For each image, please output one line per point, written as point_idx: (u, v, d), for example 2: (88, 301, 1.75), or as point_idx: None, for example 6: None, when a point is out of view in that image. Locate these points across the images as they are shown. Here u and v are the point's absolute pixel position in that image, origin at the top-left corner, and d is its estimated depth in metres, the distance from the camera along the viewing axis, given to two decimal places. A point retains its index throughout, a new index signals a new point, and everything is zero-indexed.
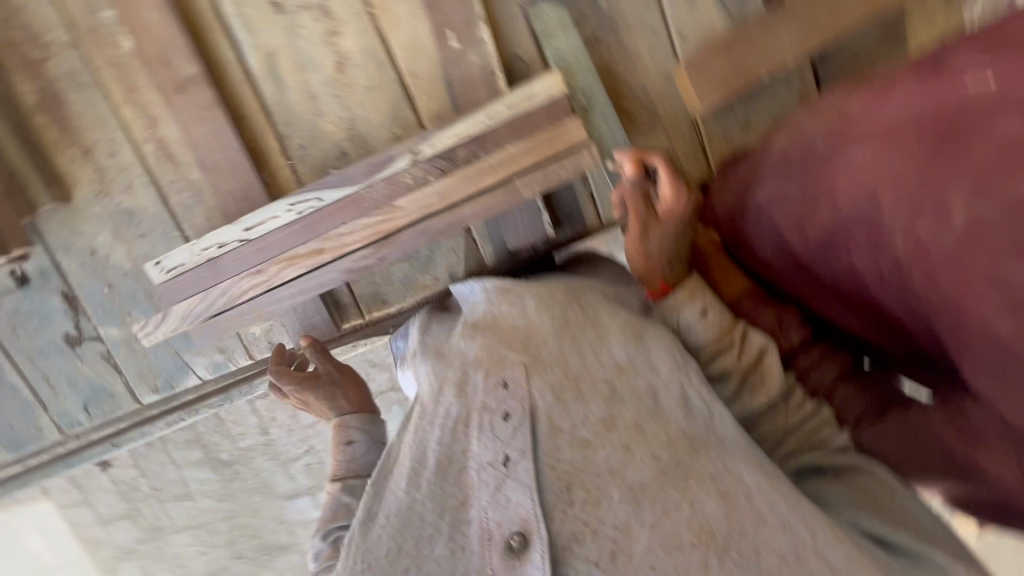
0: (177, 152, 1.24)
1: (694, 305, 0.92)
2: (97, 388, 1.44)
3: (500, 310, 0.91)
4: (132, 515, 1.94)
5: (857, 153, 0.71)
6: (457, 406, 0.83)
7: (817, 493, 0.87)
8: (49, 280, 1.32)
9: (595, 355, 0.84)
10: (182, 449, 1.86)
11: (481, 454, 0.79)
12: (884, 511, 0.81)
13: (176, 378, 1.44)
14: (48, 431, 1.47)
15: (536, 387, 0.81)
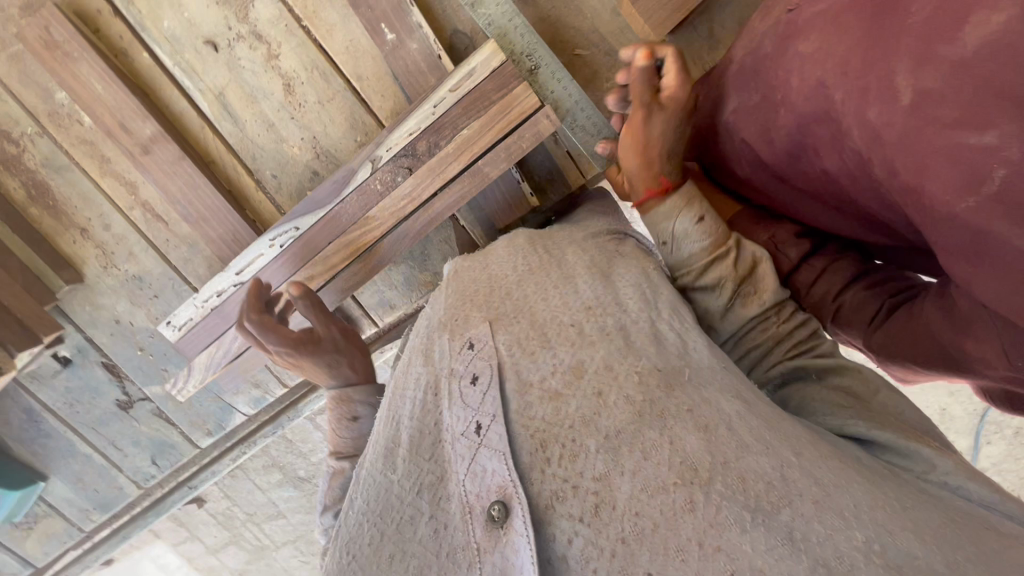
0: (163, 210, 1.28)
1: (693, 211, 0.80)
2: (158, 441, 1.54)
3: (462, 266, 0.80)
4: (236, 540, 2.16)
5: (809, 48, 0.65)
6: (425, 374, 0.69)
7: (798, 405, 0.74)
8: (87, 355, 1.41)
9: (563, 298, 0.69)
10: (262, 474, 2.01)
11: (438, 435, 0.65)
12: (870, 408, 0.70)
13: (225, 420, 1.53)
14: (128, 488, 1.60)
15: (503, 340, 0.66)
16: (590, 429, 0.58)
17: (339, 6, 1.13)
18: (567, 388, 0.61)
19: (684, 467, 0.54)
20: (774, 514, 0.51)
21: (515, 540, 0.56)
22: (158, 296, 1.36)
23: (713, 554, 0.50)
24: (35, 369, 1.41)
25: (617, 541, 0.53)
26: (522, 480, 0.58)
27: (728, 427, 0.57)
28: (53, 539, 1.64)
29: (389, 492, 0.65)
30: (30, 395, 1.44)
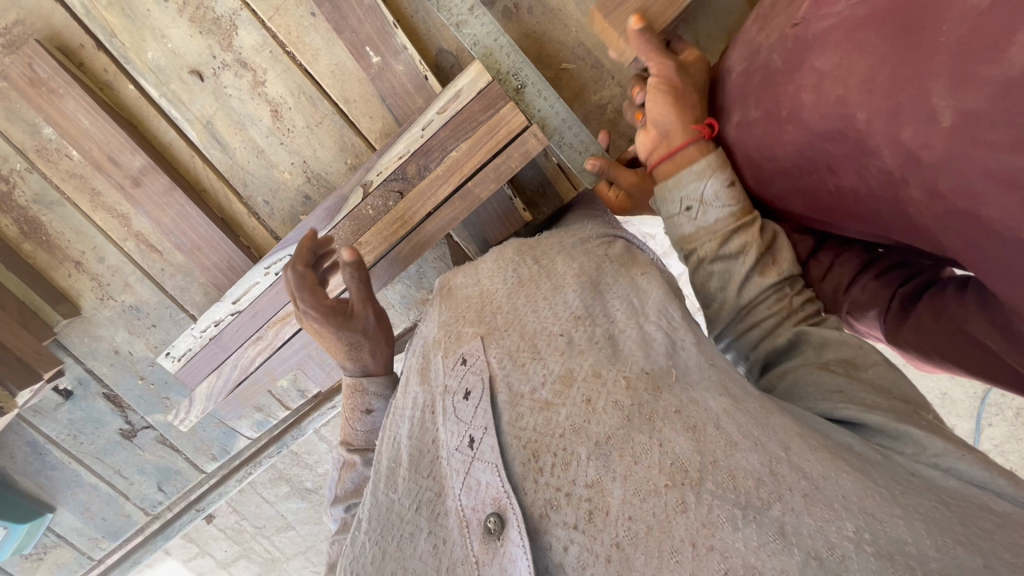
0: (157, 240, 1.28)
1: (726, 172, 0.81)
2: (164, 468, 1.55)
3: (457, 284, 0.80)
4: (247, 553, 2.17)
5: (824, 63, 0.65)
6: (423, 395, 0.71)
7: (785, 385, 0.70)
8: (89, 387, 1.41)
9: (551, 310, 0.67)
10: (270, 487, 2.02)
11: (436, 452, 0.66)
12: (859, 383, 0.65)
13: (229, 444, 1.54)
14: (136, 516, 1.61)
15: (494, 354, 0.65)
16: (581, 437, 0.56)
17: (323, 29, 1.13)
18: (557, 397, 0.60)
19: (675, 468, 0.52)
20: (765, 509, 0.48)
21: (512, 550, 0.55)
22: (157, 326, 1.36)
23: (705, 554, 0.48)
24: (37, 404, 1.42)
25: (612, 547, 0.51)
26: (516, 491, 0.57)
27: (717, 424, 0.54)
28: (64, 568, 1.65)
29: (391, 510, 0.66)
30: (33, 429, 1.44)
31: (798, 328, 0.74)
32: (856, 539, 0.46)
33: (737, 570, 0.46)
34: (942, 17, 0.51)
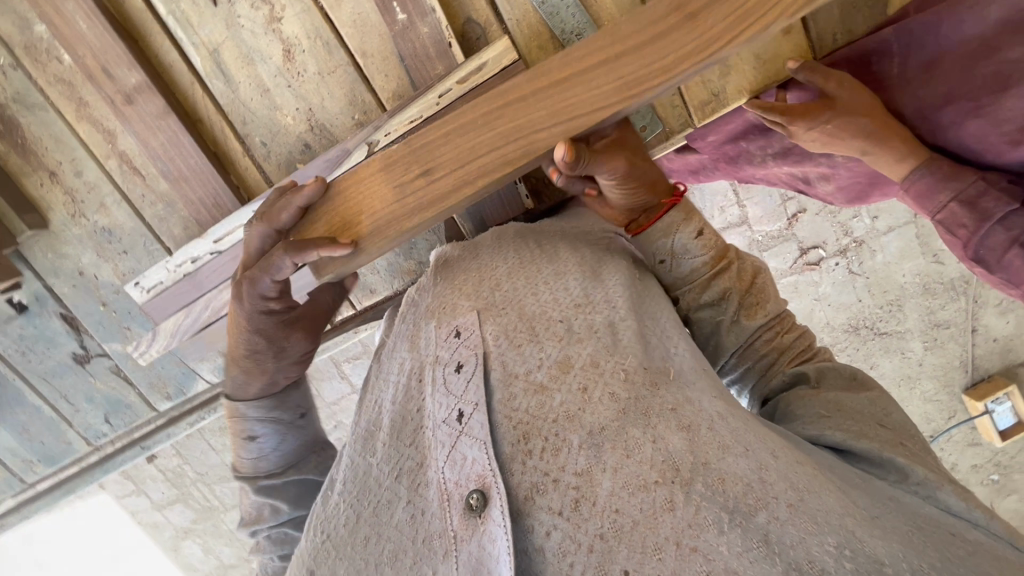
0: (141, 163, 1.21)
1: (692, 223, 0.78)
2: (113, 401, 1.49)
3: (452, 258, 0.80)
4: (184, 498, 2.12)
5: None
6: (409, 361, 0.69)
7: (781, 409, 0.71)
8: (45, 304, 1.35)
9: (551, 296, 0.68)
10: (218, 436, 1.97)
11: (420, 421, 0.63)
12: (847, 416, 0.65)
13: (186, 385, 1.47)
14: (77, 444, 1.53)
15: (490, 330, 0.65)
16: (574, 424, 0.55)
17: None
18: (552, 381, 0.59)
19: (666, 465, 0.51)
20: (750, 516, 0.48)
21: (493, 529, 0.52)
22: (128, 254, 1.30)
23: (688, 555, 0.47)
24: None
25: (595, 537, 0.50)
26: (502, 470, 0.55)
27: (710, 427, 0.54)
28: None
29: (368, 475, 0.64)
30: None
31: (794, 370, 0.75)
32: (837, 553, 0.46)
33: (717, 575, 0.46)
34: None
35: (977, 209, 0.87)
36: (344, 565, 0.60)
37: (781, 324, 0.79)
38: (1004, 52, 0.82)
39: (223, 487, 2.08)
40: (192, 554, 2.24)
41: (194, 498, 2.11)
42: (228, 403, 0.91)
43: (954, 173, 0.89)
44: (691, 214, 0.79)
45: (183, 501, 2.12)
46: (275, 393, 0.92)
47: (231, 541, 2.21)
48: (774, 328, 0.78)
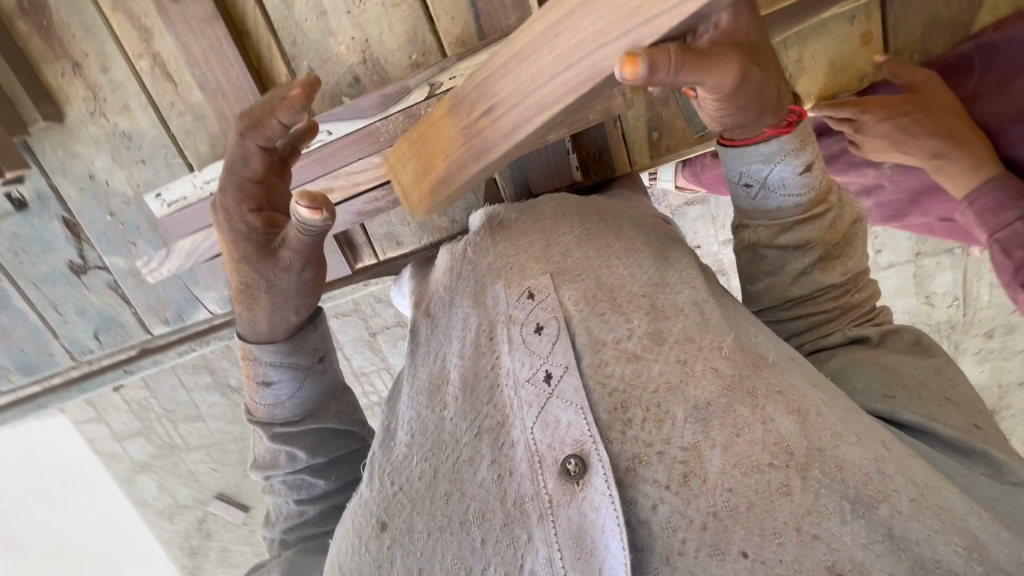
0: (175, 69, 1.15)
1: (804, 154, 0.69)
2: (105, 317, 1.40)
3: (509, 219, 0.77)
4: (146, 432, 2.00)
5: None
6: (477, 317, 0.68)
7: (835, 372, 0.71)
8: (48, 205, 1.27)
9: (627, 270, 0.67)
10: (191, 372, 1.89)
11: (496, 379, 0.63)
12: (914, 395, 0.65)
13: (187, 312, 1.39)
14: (59, 357, 1.45)
15: (568, 294, 0.65)
16: (677, 397, 0.55)
17: None
18: (647, 351, 0.59)
19: (780, 449, 0.51)
20: (873, 507, 0.49)
21: (595, 497, 0.52)
22: (146, 164, 1.22)
23: (810, 541, 0.48)
24: None
25: (708, 515, 0.50)
26: (602, 438, 0.55)
27: (819, 412, 0.54)
28: None
29: (442, 432, 0.64)
30: None
31: (856, 332, 0.74)
32: (965, 555, 0.47)
33: (843, 565, 0.47)
34: None
35: None
36: (422, 520, 0.60)
37: (854, 283, 0.76)
38: None
39: (191, 426, 1.99)
40: (146, 491, 2.11)
41: (156, 436, 2.00)
42: (245, 343, 0.82)
43: (1023, 194, 0.89)
44: (805, 144, 0.69)
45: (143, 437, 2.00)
46: (293, 335, 0.83)
47: (189, 482, 2.09)
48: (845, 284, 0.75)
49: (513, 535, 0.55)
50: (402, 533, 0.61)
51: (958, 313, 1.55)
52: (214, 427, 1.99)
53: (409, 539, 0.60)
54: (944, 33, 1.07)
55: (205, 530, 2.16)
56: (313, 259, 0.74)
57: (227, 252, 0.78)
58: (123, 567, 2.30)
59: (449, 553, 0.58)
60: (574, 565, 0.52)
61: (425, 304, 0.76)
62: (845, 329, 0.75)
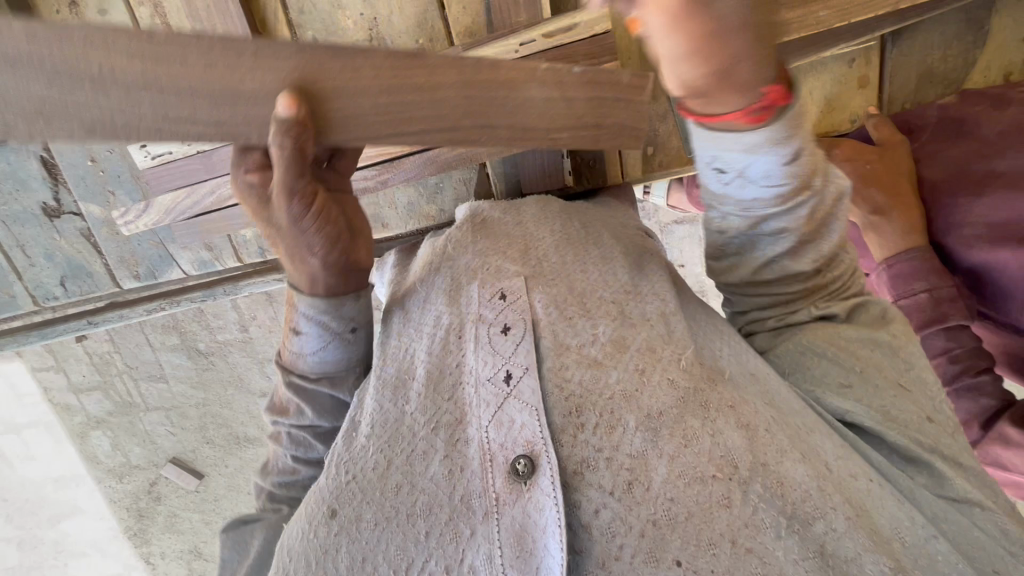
0: (177, 21, 1.13)
1: (793, 141, 0.61)
2: (74, 265, 1.36)
3: (491, 217, 0.81)
4: (105, 388, 1.96)
5: None
6: (448, 315, 0.69)
7: (796, 358, 0.71)
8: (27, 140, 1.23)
9: (601, 278, 0.69)
10: (158, 333, 1.86)
11: (459, 377, 0.64)
12: (871, 386, 0.66)
13: (160, 269, 1.36)
14: (21, 300, 1.39)
15: (540, 297, 0.66)
16: (632, 405, 0.57)
17: None
18: (608, 358, 0.60)
19: (724, 462, 0.53)
20: (807, 524, 0.51)
21: (540, 498, 0.54)
22: None
23: (744, 555, 0.50)
24: None
25: (648, 523, 0.52)
26: (553, 441, 0.56)
27: (767, 429, 0.56)
28: None
29: (400, 423, 0.64)
30: None
31: (820, 311, 0.72)
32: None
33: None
34: None
35: (936, 311, 0.96)
36: (371, 510, 0.59)
37: (824, 266, 0.73)
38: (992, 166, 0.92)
39: (150, 387, 1.95)
40: (98, 448, 2.05)
41: (115, 394, 1.96)
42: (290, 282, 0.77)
43: (939, 271, 0.96)
44: (797, 129, 0.61)
45: (100, 392, 1.96)
46: (331, 296, 0.77)
47: (144, 443, 2.04)
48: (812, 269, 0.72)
49: (458, 530, 0.56)
50: (350, 521, 0.60)
51: None
52: (176, 389, 1.96)
53: (356, 526, 0.59)
54: (937, 87, 1.12)
55: (154, 493, 2.11)
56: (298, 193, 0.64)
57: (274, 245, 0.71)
58: (64, 523, 2.24)
59: (393, 544, 0.57)
60: (512, 563, 0.53)
61: (399, 295, 0.80)
62: (806, 308, 0.73)
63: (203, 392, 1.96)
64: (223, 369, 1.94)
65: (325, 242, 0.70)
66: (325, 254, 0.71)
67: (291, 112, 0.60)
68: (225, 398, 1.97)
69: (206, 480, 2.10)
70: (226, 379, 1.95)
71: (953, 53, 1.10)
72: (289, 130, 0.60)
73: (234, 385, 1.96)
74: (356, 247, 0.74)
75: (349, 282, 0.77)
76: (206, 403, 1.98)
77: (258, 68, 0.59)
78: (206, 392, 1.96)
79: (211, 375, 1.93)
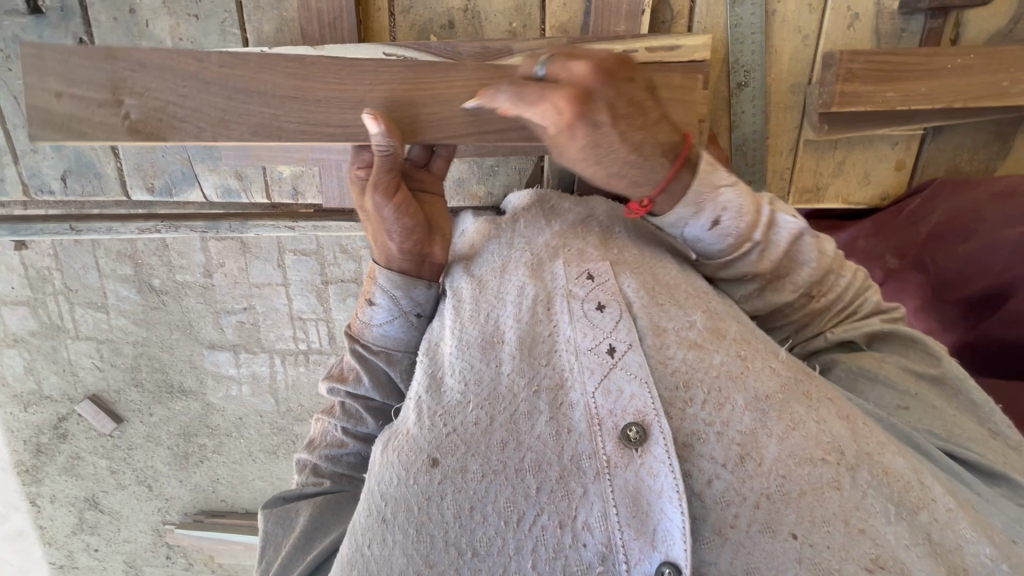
0: None
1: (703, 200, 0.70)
2: (79, 161, 1.25)
3: (560, 206, 0.85)
4: (33, 305, 1.78)
5: (1002, 218, 1.03)
6: (534, 287, 0.71)
7: (850, 384, 0.73)
8: (69, 20, 1.13)
9: (682, 275, 0.73)
10: (110, 259, 1.71)
11: (554, 344, 0.66)
12: (929, 405, 0.68)
13: (179, 187, 1.27)
14: (10, 188, 1.28)
15: (628, 282, 0.69)
16: (739, 386, 0.61)
17: None
18: (708, 342, 0.64)
19: (832, 447, 0.58)
20: (914, 512, 0.55)
21: (653, 463, 0.58)
22: (197, 18, 1.13)
23: (857, 535, 0.54)
24: None
25: (761, 496, 0.56)
26: (664, 413, 0.60)
27: (866, 424, 0.61)
28: None
29: (496, 383, 0.66)
30: None
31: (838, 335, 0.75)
32: (987, 566, 0.53)
33: (885, 559, 0.53)
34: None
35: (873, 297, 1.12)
36: (477, 462, 0.62)
37: (816, 291, 0.75)
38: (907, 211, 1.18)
39: (84, 313, 1.78)
40: (8, 368, 1.86)
41: (55, 312, 1.78)
42: (371, 264, 0.85)
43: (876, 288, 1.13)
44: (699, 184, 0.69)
45: (37, 308, 1.78)
46: (412, 278, 0.82)
47: (63, 373, 1.87)
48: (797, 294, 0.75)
49: (568, 488, 0.59)
50: (453, 471, 0.63)
51: None
52: (115, 326, 1.81)
53: (461, 477, 0.62)
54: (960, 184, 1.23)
55: (60, 430, 1.93)
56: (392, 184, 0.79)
57: (375, 231, 0.82)
58: None
59: (501, 496, 0.60)
60: (629, 522, 0.56)
61: (459, 256, 0.84)
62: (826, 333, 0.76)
63: (148, 331, 1.81)
64: (178, 314, 1.78)
65: (398, 231, 0.80)
66: (401, 242, 0.81)
67: (376, 127, 0.77)
68: (163, 340, 1.82)
69: (123, 426, 1.94)
70: (178, 325, 1.80)
71: (978, 158, 1.22)
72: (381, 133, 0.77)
73: (191, 331, 1.80)
74: (430, 242, 0.83)
75: (423, 270, 0.84)
76: (148, 343, 1.82)
77: (373, 88, 0.82)
78: (151, 331, 1.80)
79: (164, 316, 1.78)
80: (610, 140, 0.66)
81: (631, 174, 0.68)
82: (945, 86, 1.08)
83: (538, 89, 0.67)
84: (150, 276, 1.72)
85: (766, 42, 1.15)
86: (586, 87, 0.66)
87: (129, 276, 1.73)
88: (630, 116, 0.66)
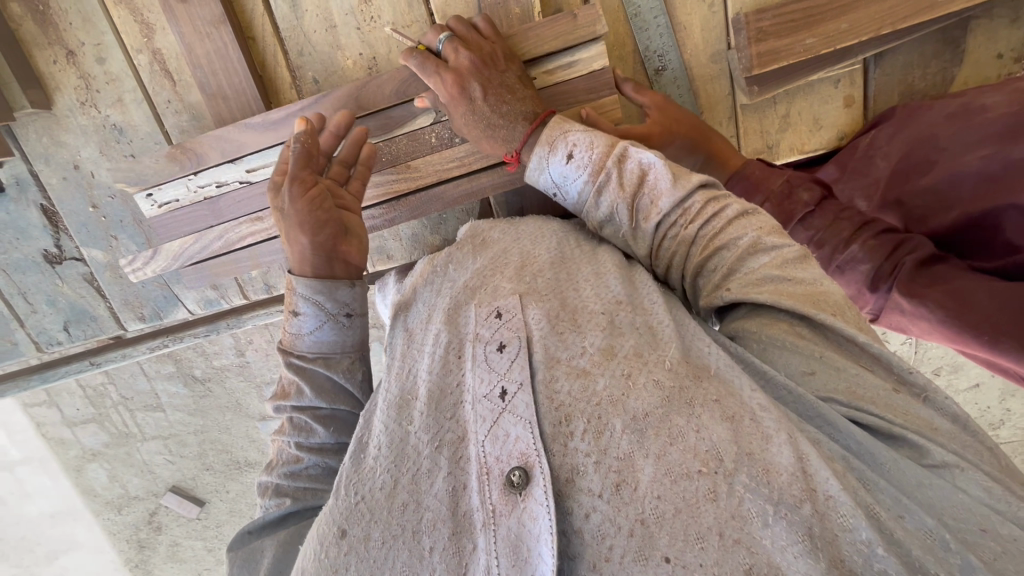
0: (175, 67, 1.13)
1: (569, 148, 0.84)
2: (76, 309, 1.35)
3: (492, 238, 0.86)
4: (100, 420, 1.89)
5: (966, 133, 0.96)
6: (447, 335, 0.74)
7: (760, 353, 0.69)
8: (26, 191, 1.23)
9: (594, 292, 0.74)
10: (152, 362, 1.78)
11: (460, 396, 0.69)
12: (832, 367, 0.65)
13: (165, 310, 1.36)
14: (24, 347, 1.38)
15: (534, 313, 0.71)
16: (618, 409, 0.61)
17: None
18: (596, 367, 0.65)
19: (709, 456, 0.57)
20: (796, 507, 0.53)
21: (533, 506, 0.59)
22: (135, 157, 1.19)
23: (732, 545, 0.53)
24: None
25: (636, 522, 0.56)
26: (546, 451, 0.61)
27: (753, 418, 0.59)
28: None
29: (405, 442, 0.69)
30: None
31: (734, 296, 0.72)
32: (865, 554, 0.51)
33: (759, 568, 0.52)
34: (1005, 142, 0.89)
35: (834, 218, 0.97)
36: (378, 529, 0.64)
37: (681, 215, 0.77)
38: (869, 143, 1.12)
39: (154, 416, 1.87)
40: (95, 480, 1.99)
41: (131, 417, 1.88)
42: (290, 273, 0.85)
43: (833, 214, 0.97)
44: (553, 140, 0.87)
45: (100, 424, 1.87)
46: (333, 281, 0.84)
47: (143, 473, 1.98)
48: (685, 247, 0.78)
49: (460, 545, 0.61)
50: (358, 542, 0.63)
51: (907, 352, 1.57)
52: (177, 420, 1.88)
53: (365, 547, 0.63)
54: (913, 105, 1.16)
55: (155, 523, 2.07)
56: (303, 176, 0.86)
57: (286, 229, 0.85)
58: (63, 559, 2.17)
59: (399, 561, 0.62)
60: (509, 572, 0.58)
61: (398, 305, 0.87)
62: (722, 293, 0.73)
63: (207, 419, 1.88)
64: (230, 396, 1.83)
65: (311, 224, 0.84)
66: (314, 237, 0.84)
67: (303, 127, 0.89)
68: (227, 421, 1.88)
69: (207, 508, 2.04)
70: (233, 404, 1.84)
71: (931, 70, 1.15)
72: (297, 139, 0.88)
73: (244, 407, 1.86)
74: (346, 243, 0.87)
75: (337, 270, 0.86)
76: (210, 430, 1.91)
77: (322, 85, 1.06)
78: (208, 419, 1.88)
79: (214, 407, 1.86)
80: (483, 109, 0.91)
81: (501, 135, 0.92)
82: (865, 16, 1.03)
83: (435, 64, 0.92)
84: (197, 375, 1.79)
85: (670, 22, 1.12)
86: (462, 69, 0.91)
87: (173, 371, 1.79)
88: (498, 88, 0.92)
